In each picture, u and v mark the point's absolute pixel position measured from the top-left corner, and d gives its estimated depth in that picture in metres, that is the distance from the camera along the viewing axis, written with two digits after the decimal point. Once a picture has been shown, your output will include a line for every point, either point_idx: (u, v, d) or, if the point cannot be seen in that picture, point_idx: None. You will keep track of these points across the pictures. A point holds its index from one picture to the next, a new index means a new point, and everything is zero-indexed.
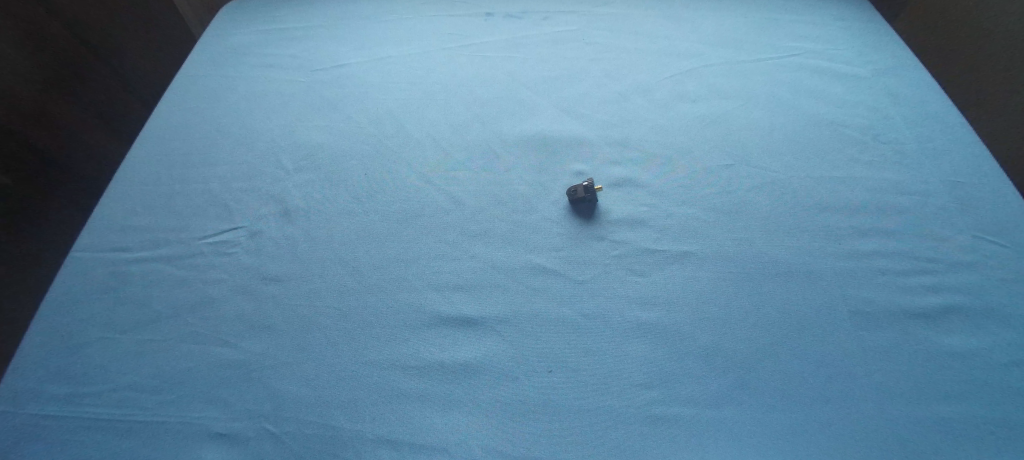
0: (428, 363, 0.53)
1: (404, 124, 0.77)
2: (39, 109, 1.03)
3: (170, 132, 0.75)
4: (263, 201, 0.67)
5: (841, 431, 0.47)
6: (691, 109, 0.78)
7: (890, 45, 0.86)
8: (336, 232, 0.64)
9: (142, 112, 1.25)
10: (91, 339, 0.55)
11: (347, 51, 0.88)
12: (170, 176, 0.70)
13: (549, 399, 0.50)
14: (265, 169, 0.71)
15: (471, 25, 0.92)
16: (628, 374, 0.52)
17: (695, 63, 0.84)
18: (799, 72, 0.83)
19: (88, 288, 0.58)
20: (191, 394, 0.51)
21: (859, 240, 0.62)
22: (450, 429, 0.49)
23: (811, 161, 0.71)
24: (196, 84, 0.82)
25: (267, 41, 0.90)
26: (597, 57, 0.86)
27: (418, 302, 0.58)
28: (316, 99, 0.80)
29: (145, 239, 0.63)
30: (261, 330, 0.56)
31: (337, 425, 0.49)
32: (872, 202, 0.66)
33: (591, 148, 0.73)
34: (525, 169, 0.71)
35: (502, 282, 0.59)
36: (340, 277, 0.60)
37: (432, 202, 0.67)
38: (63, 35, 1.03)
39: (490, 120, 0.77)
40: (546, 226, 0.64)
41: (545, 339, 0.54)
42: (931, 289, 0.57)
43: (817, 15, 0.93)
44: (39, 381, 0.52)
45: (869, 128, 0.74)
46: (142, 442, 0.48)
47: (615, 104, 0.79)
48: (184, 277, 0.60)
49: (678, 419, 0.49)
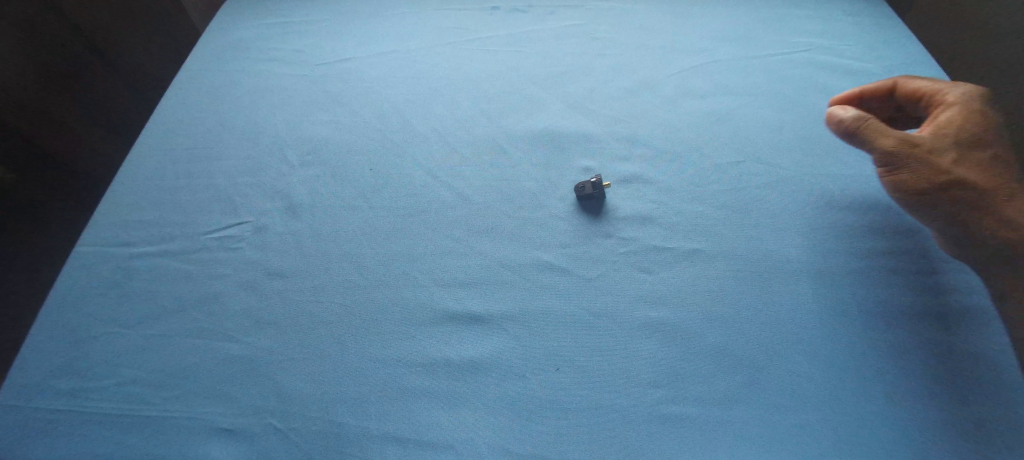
0: (434, 360, 0.52)
1: (409, 120, 0.76)
2: (40, 110, 1.05)
3: (174, 128, 0.75)
4: (268, 196, 0.67)
5: (848, 431, 0.47)
6: (700, 106, 0.77)
7: (903, 40, 0.85)
8: (341, 228, 0.64)
9: (141, 110, 1.19)
10: (95, 335, 0.55)
11: (352, 46, 0.87)
12: (174, 172, 0.69)
13: (554, 397, 0.50)
14: (269, 163, 0.71)
15: (476, 19, 0.91)
16: (634, 373, 0.51)
17: (703, 58, 0.83)
18: (809, 68, 0.82)
19: (93, 283, 0.58)
20: (195, 390, 0.51)
21: (871, 239, 0.61)
22: (456, 427, 0.49)
23: (822, 158, 0.70)
24: (200, 79, 0.82)
25: (270, 35, 0.89)
26: (603, 52, 0.85)
27: (424, 298, 0.57)
28: (320, 94, 0.80)
29: (149, 234, 0.63)
30: (266, 326, 0.55)
31: (343, 422, 0.49)
32: (884, 199, 0.65)
33: (597, 144, 0.72)
34: (531, 165, 0.70)
35: (509, 279, 0.59)
36: (346, 273, 0.60)
37: (438, 198, 0.67)
38: (60, 36, 1.01)
39: (497, 115, 0.77)
40: (553, 223, 0.64)
41: (551, 337, 0.54)
42: (943, 288, 0.57)
43: (828, 10, 0.91)
44: (45, 375, 0.52)
45: (881, 125, 0.73)
46: (147, 437, 0.49)
47: (622, 99, 0.78)
48: (188, 271, 0.60)
49: (684, 419, 0.49)
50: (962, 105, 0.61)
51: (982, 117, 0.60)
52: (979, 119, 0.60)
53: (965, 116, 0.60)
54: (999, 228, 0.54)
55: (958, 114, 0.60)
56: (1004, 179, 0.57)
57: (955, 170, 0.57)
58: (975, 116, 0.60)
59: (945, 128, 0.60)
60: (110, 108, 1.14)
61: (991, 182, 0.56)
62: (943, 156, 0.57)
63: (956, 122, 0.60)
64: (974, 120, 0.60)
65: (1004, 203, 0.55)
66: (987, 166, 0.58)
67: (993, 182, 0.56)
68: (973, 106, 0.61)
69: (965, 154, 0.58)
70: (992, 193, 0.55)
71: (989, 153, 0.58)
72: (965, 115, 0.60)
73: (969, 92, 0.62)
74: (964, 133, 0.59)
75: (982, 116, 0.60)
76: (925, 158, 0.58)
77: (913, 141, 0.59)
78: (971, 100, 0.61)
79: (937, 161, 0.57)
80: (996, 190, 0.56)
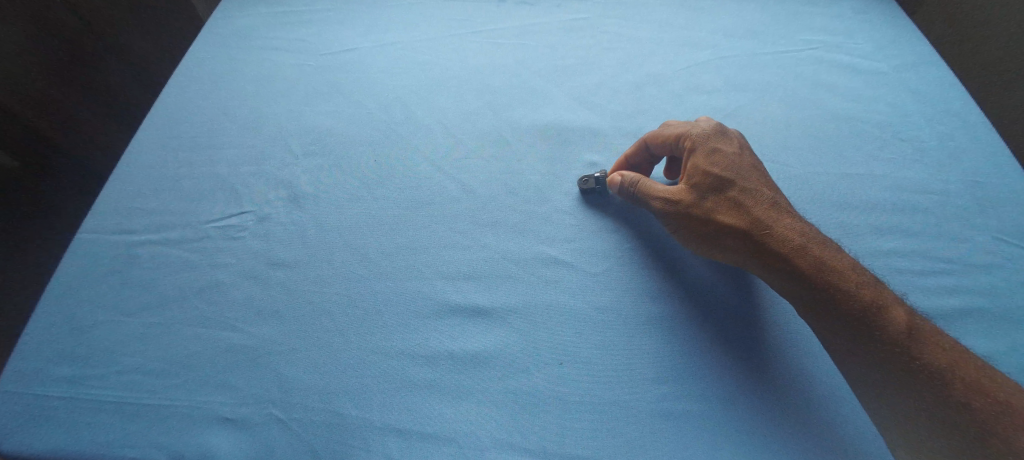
0: (437, 353, 0.52)
1: (413, 111, 0.75)
2: (43, 96, 1.02)
3: (177, 115, 0.74)
4: (271, 186, 0.67)
5: (841, 427, 0.49)
6: (707, 102, 0.76)
7: (913, 40, 0.84)
8: (345, 219, 0.63)
9: (147, 101, 1.18)
10: (96, 322, 0.54)
11: (357, 35, 0.86)
12: (176, 160, 0.69)
13: (557, 391, 0.50)
14: (273, 153, 0.70)
15: (483, 10, 0.90)
16: (637, 367, 0.51)
17: (711, 54, 0.83)
18: (818, 66, 0.81)
19: (94, 270, 0.58)
20: (196, 379, 0.51)
21: (877, 238, 0.61)
22: (459, 420, 0.49)
23: (829, 156, 0.69)
24: (202, 67, 0.81)
25: (273, 23, 0.88)
26: (609, 47, 0.84)
27: (428, 290, 0.57)
28: (325, 84, 0.79)
29: (151, 222, 0.62)
30: (268, 316, 0.55)
31: (344, 413, 0.49)
32: (890, 199, 0.64)
33: (603, 139, 0.72)
34: (536, 158, 0.70)
35: (513, 273, 0.58)
36: (350, 264, 0.59)
37: (442, 190, 0.66)
38: (69, 25, 1.01)
39: (502, 108, 0.76)
40: (558, 217, 0.64)
41: (555, 331, 0.54)
42: (948, 289, 0.57)
43: (838, 6, 0.90)
44: (45, 363, 0.52)
45: (888, 125, 0.73)
46: (147, 426, 0.49)
47: (629, 94, 0.77)
48: (190, 260, 0.59)
49: (685, 414, 0.49)
50: (698, 149, 0.58)
51: (722, 159, 0.58)
52: (722, 162, 0.58)
53: (706, 159, 0.58)
54: (793, 265, 0.52)
55: (704, 158, 0.58)
56: (770, 217, 0.55)
57: (714, 219, 0.56)
58: (720, 159, 0.58)
59: (691, 175, 0.58)
60: (116, 99, 1.13)
61: (750, 223, 0.55)
62: (698, 208, 0.56)
63: (696, 167, 0.58)
64: (721, 163, 0.58)
65: (776, 247, 0.53)
66: (752, 208, 0.56)
67: (764, 228, 0.54)
68: (711, 146, 0.59)
69: (718, 200, 0.56)
70: (753, 237, 0.54)
71: (750, 195, 0.56)
72: (708, 159, 0.58)
73: (704, 133, 0.59)
74: (710, 176, 0.57)
75: (724, 158, 0.58)
76: (680, 213, 0.57)
77: (744, 162, 0.59)
78: (705, 141, 0.59)
79: (693, 212, 0.56)
80: (761, 231, 0.54)
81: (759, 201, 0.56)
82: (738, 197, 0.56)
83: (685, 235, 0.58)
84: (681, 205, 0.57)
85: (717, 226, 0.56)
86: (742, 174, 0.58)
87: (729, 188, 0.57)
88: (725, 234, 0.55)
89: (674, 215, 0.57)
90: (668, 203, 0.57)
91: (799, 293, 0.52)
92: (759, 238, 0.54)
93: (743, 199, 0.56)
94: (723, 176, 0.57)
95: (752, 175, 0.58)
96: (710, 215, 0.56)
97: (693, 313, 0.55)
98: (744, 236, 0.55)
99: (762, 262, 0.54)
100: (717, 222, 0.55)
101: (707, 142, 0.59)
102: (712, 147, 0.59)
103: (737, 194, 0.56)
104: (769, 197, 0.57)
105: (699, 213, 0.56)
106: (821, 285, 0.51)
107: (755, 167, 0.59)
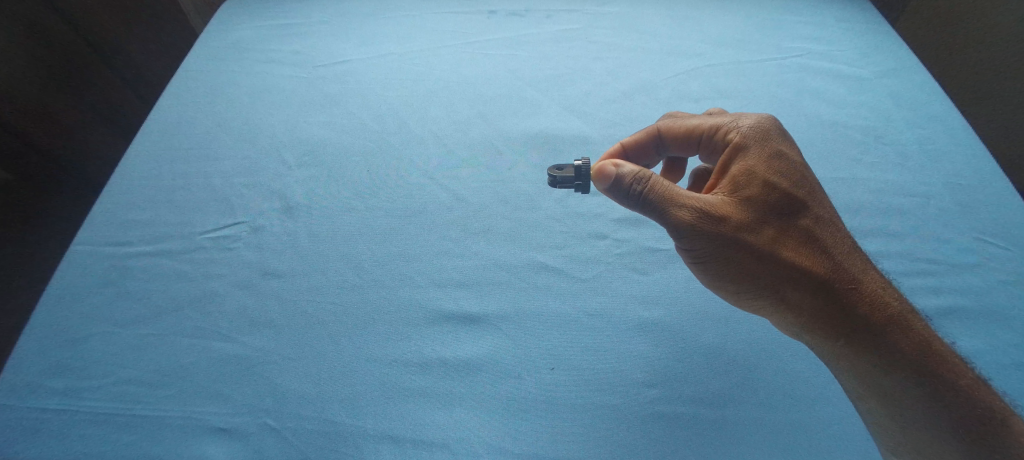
0: (430, 359, 0.53)
1: (408, 120, 0.77)
2: (41, 107, 1.03)
3: (171, 128, 0.75)
4: (265, 197, 0.67)
5: (840, 430, 0.49)
6: (695, 109, 0.77)
7: (895, 47, 0.86)
8: (339, 228, 0.64)
9: (140, 111, 1.18)
10: (91, 333, 0.55)
11: (352, 47, 0.87)
12: (172, 171, 0.69)
13: (549, 397, 0.51)
14: (267, 164, 0.71)
15: (475, 22, 0.91)
16: (628, 373, 0.52)
17: (698, 63, 0.84)
18: (802, 73, 0.83)
19: (89, 282, 0.58)
20: (191, 389, 0.51)
21: (863, 241, 0.62)
22: (452, 426, 0.49)
23: (813, 161, 0.70)
24: (196, 79, 0.82)
25: (266, 36, 0.89)
26: (598, 56, 0.86)
27: (421, 299, 0.57)
28: (320, 95, 0.80)
29: (146, 233, 0.63)
30: (262, 326, 0.56)
31: (338, 421, 0.49)
32: (874, 202, 0.66)
33: (593, 148, 0.73)
34: (527, 167, 0.71)
35: (504, 280, 0.59)
36: (344, 274, 0.60)
37: (435, 199, 0.67)
38: (61, 36, 1.01)
39: (493, 117, 0.77)
40: (549, 224, 0.65)
41: (547, 337, 0.55)
42: (933, 289, 0.58)
43: (822, 15, 0.92)
44: (39, 374, 0.52)
45: (871, 130, 0.74)
46: (141, 436, 0.49)
47: (618, 103, 0.79)
48: (185, 271, 0.60)
49: (677, 418, 0.50)
50: (750, 151, 0.52)
51: (779, 166, 0.51)
52: (778, 171, 0.51)
53: (760, 162, 0.51)
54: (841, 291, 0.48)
55: (757, 161, 0.51)
56: (821, 238, 0.50)
57: (764, 238, 0.49)
58: (776, 168, 0.51)
59: (739, 179, 0.51)
60: (110, 110, 1.13)
61: (800, 244, 0.50)
62: (746, 224, 0.49)
63: (749, 174, 0.51)
64: (777, 172, 0.51)
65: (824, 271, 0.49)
66: (803, 226, 0.50)
67: (812, 246, 0.50)
68: (765, 151, 0.52)
69: (769, 216, 0.50)
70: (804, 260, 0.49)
71: (803, 210, 0.51)
72: (762, 165, 0.51)
73: (758, 136, 0.53)
74: (765, 186, 0.50)
75: (780, 165, 0.51)
76: (726, 229, 0.49)
77: (803, 173, 0.52)
78: (759, 146, 0.52)
79: (743, 229, 0.49)
80: (812, 254, 0.49)
81: (810, 218, 0.51)
82: (789, 209, 0.50)
83: (726, 255, 0.50)
84: (729, 219, 0.49)
85: (767, 247, 0.49)
86: (799, 184, 0.51)
87: (783, 199, 0.50)
88: (775, 256, 0.49)
89: (719, 231, 0.49)
90: (715, 215, 0.49)
91: (844, 320, 0.48)
92: (808, 261, 0.49)
93: (795, 214, 0.50)
94: (780, 185, 0.50)
95: (809, 187, 0.52)
96: (760, 234, 0.49)
97: (685, 342, 0.54)
98: (793, 258, 0.49)
99: (806, 286, 0.49)
100: (767, 242, 0.49)
101: (758, 143, 0.53)
102: (766, 149, 0.52)
103: (790, 207, 0.50)
104: (821, 214, 0.51)
105: (748, 231, 0.49)
106: (861, 313, 0.48)
107: (812, 178, 0.53)
